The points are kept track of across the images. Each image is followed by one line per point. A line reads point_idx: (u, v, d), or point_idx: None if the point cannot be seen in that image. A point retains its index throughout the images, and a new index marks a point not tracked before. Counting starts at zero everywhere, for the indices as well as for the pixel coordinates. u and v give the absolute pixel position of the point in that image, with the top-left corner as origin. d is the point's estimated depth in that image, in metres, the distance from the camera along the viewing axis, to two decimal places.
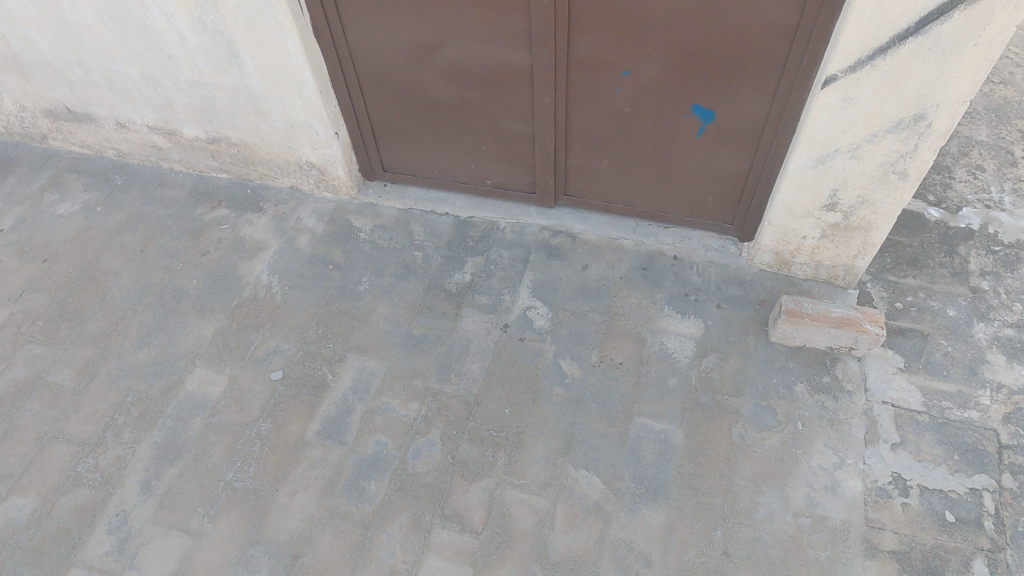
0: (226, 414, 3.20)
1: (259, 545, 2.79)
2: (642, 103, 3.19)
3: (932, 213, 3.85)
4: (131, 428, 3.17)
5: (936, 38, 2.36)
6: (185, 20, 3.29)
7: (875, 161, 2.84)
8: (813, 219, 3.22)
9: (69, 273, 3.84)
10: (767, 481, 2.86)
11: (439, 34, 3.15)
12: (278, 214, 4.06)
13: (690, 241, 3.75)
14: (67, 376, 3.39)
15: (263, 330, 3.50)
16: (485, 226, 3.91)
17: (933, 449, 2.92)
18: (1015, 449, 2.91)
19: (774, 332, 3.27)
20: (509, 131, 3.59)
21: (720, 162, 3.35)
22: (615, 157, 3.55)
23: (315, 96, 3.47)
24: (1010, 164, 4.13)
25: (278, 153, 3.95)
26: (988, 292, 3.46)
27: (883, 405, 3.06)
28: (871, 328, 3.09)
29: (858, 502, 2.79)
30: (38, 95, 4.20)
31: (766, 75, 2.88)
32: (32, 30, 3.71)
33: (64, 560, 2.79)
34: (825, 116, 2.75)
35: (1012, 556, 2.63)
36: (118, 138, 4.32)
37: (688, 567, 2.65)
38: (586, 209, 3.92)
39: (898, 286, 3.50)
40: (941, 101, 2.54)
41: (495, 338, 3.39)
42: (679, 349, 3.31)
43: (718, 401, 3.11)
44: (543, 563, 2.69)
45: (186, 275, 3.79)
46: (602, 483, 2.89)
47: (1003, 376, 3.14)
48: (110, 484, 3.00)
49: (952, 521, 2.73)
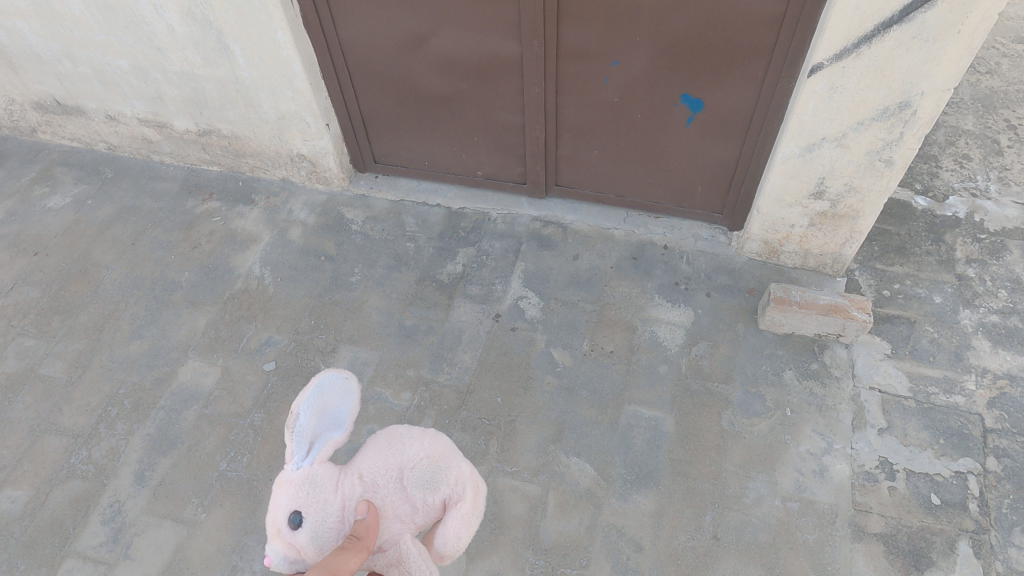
0: (219, 404, 3.21)
1: (254, 534, 2.80)
2: (632, 93, 3.21)
3: (919, 202, 3.90)
4: (124, 420, 3.18)
5: (919, 26, 2.38)
6: (174, 11, 3.27)
7: (862, 149, 2.87)
8: (801, 208, 3.25)
9: (61, 266, 3.84)
10: (755, 466, 2.90)
11: (429, 25, 3.15)
12: (270, 206, 4.06)
13: (680, 231, 3.78)
14: (59, 368, 3.39)
15: (255, 322, 3.51)
16: (476, 216, 3.94)
17: (919, 434, 2.97)
18: (1000, 433, 2.96)
19: (763, 319, 3.30)
20: (500, 121, 3.60)
21: (709, 151, 3.37)
22: (605, 148, 3.57)
23: (304, 87, 3.47)
24: (995, 153, 4.17)
25: (269, 145, 3.95)
26: (974, 279, 3.50)
27: (870, 391, 3.10)
28: (859, 315, 3.13)
29: (846, 486, 2.83)
30: (27, 88, 4.18)
31: (754, 66, 2.90)
32: (21, 22, 3.69)
33: (59, 550, 2.80)
34: (811, 104, 2.78)
35: (995, 538, 2.68)
36: (108, 131, 4.31)
37: (678, 552, 2.69)
38: (576, 199, 3.95)
39: (885, 274, 3.54)
40: (926, 88, 2.57)
41: (486, 328, 3.41)
42: (669, 338, 3.34)
43: (708, 388, 3.15)
44: (534, 549, 2.72)
45: (178, 267, 3.80)
46: (593, 469, 2.92)
47: (988, 361, 3.18)
48: (103, 475, 3.01)
49: (937, 504, 2.77)
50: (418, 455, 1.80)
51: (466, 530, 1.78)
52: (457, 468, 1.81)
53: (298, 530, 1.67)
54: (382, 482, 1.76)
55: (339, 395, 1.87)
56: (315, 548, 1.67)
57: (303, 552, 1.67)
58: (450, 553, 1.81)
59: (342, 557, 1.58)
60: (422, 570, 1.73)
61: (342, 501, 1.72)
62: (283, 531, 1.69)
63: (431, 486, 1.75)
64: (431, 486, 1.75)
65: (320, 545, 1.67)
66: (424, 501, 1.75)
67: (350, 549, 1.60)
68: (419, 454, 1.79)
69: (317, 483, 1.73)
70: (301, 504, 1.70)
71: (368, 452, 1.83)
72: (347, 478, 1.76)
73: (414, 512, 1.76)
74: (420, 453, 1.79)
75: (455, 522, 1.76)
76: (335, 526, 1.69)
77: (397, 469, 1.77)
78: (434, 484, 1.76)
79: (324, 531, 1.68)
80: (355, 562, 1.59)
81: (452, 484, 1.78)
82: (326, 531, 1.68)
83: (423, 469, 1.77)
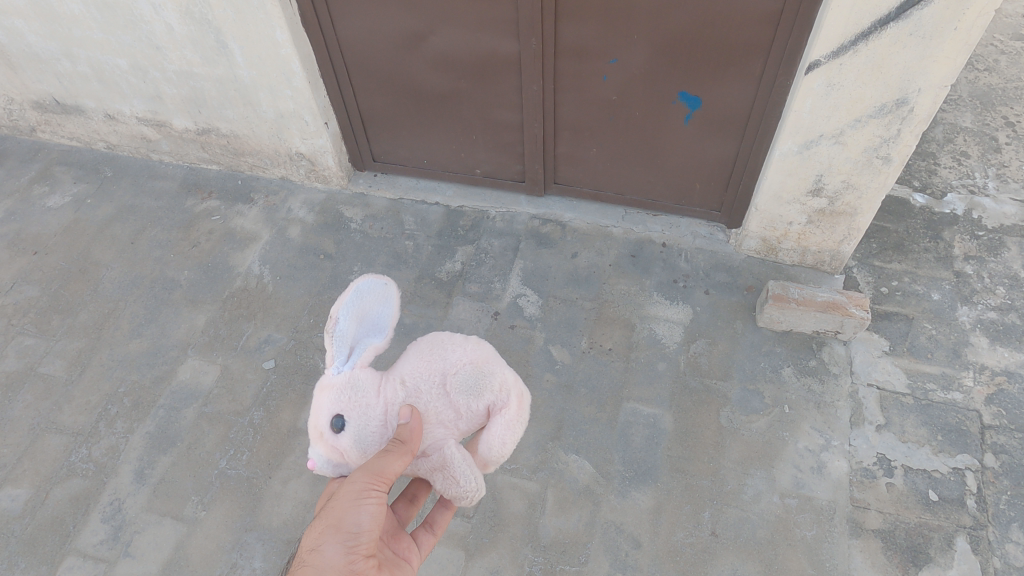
0: (219, 402, 3.21)
1: (254, 531, 2.81)
2: (630, 91, 3.21)
3: (917, 199, 3.91)
4: (124, 418, 3.19)
5: (916, 23, 2.38)
6: (172, 10, 3.27)
7: (859, 146, 2.88)
8: (799, 205, 3.26)
9: (60, 265, 3.85)
10: (754, 463, 2.90)
11: (427, 23, 3.15)
12: (269, 205, 4.07)
13: (679, 228, 3.79)
14: (59, 367, 3.39)
15: (255, 320, 3.51)
16: (475, 215, 3.95)
17: (917, 430, 2.97)
18: (997, 429, 2.97)
19: (761, 316, 3.31)
20: (499, 120, 3.60)
21: (707, 148, 3.38)
22: (603, 146, 3.58)
23: (303, 86, 3.47)
24: (993, 150, 4.18)
25: (268, 143, 3.96)
26: (972, 276, 3.51)
27: (868, 388, 3.11)
28: (857, 312, 3.13)
29: (844, 483, 2.84)
30: (26, 87, 4.19)
31: (752, 63, 2.90)
32: (19, 21, 3.69)
33: (60, 548, 2.81)
34: (808, 102, 2.78)
35: (993, 533, 2.69)
36: (108, 130, 4.31)
37: (677, 548, 2.70)
38: (575, 197, 3.96)
39: (883, 271, 3.55)
40: (923, 85, 2.57)
41: (485, 326, 3.42)
42: (668, 335, 3.35)
43: (706, 385, 3.15)
44: (533, 545, 2.73)
45: (177, 266, 3.80)
46: (592, 466, 2.93)
47: (986, 358, 3.19)
48: (103, 474, 3.02)
49: (935, 500, 2.78)
50: (462, 360, 1.69)
51: (512, 436, 1.68)
52: (502, 374, 1.70)
53: (341, 434, 1.64)
54: (425, 387, 1.68)
55: (378, 299, 1.76)
56: (358, 452, 1.65)
57: (347, 455, 1.65)
58: (495, 459, 1.71)
59: (386, 460, 1.55)
60: (466, 476, 1.64)
61: (385, 406, 1.66)
62: (326, 434, 1.65)
63: (476, 391, 1.65)
64: (475, 392, 1.65)
65: (364, 449, 1.65)
66: (468, 407, 1.66)
67: (395, 451, 1.56)
68: (463, 360, 1.68)
69: (360, 388, 1.66)
70: (343, 408, 1.64)
71: (410, 357, 1.74)
72: (390, 383, 1.69)
73: (458, 417, 1.68)
74: (463, 358, 1.68)
75: (500, 428, 1.65)
76: (378, 430, 1.65)
77: (440, 375, 1.68)
78: (478, 390, 1.65)
79: (367, 436, 1.64)
80: (400, 465, 1.56)
81: (497, 390, 1.67)
82: (369, 435, 1.64)
83: (467, 374, 1.66)
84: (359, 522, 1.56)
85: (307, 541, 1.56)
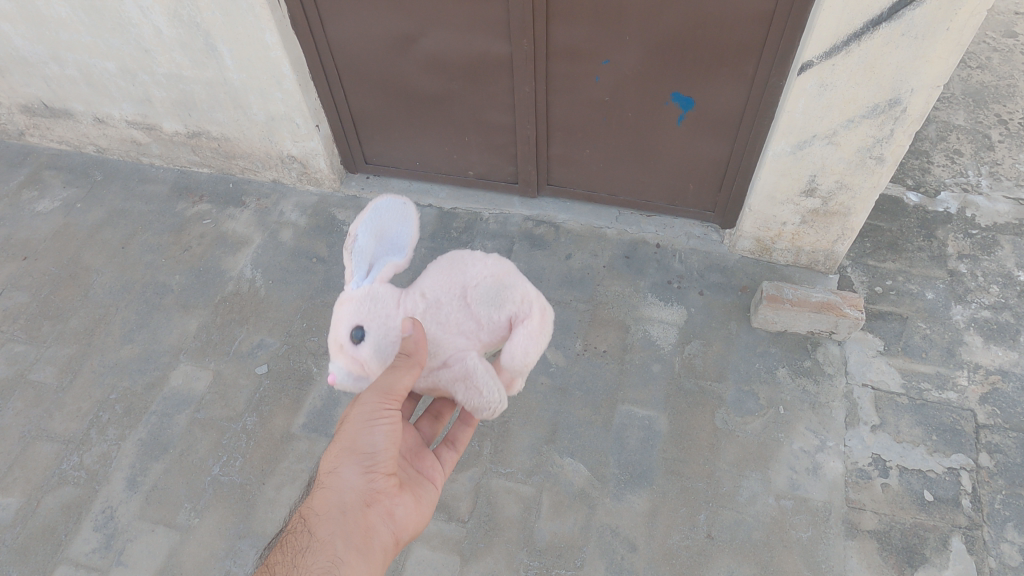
0: (212, 409, 3.19)
1: (248, 538, 2.79)
2: (622, 92, 3.20)
3: (911, 198, 3.91)
4: (116, 425, 3.16)
5: (908, 23, 2.36)
6: (161, 13, 3.24)
7: (852, 146, 2.87)
8: (793, 205, 3.25)
9: (50, 270, 3.81)
10: (749, 465, 2.90)
11: (417, 24, 3.13)
12: (261, 208, 4.05)
13: (673, 229, 3.78)
14: (49, 374, 3.37)
15: (247, 325, 3.49)
16: (468, 217, 3.94)
17: (912, 430, 2.97)
18: (992, 428, 2.97)
19: (756, 317, 3.29)
20: (491, 121, 3.58)
21: (701, 149, 3.37)
22: (596, 147, 3.56)
23: (294, 88, 3.44)
24: (986, 148, 4.18)
25: (259, 146, 3.93)
26: (966, 275, 3.51)
27: (863, 388, 3.10)
28: (851, 312, 3.12)
29: (839, 483, 2.84)
30: (14, 91, 4.15)
31: (744, 64, 2.89)
32: (6, 25, 3.65)
33: (51, 558, 2.79)
34: (801, 102, 2.77)
35: (988, 533, 2.69)
36: (97, 133, 4.28)
37: (673, 551, 2.69)
38: (569, 198, 3.95)
39: (877, 271, 3.55)
40: (916, 86, 2.56)
41: None
42: (662, 336, 3.34)
43: (701, 386, 3.15)
44: (528, 550, 2.71)
45: (169, 270, 3.78)
46: (588, 470, 2.92)
47: (980, 357, 3.19)
48: (95, 481, 2.99)
49: (930, 500, 2.78)
50: (482, 274, 1.71)
51: (534, 345, 1.67)
52: (523, 289, 1.71)
53: (361, 344, 1.69)
54: (446, 299, 1.71)
55: (397, 220, 1.82)
56: (378, 362, 1.69)
57: (367, 364, 1.70)
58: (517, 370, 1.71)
59: (394, 373, 1.61)
60: (487, 384, 1.63)
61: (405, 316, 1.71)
62: (347, 345, 1.71)
63: (496, 302, 1.66)
64: (495, 303, 1.66)
65: (385, 358, 1.69)
66: (489, 317, 1.67)
67: (402, 364, 1.60)
68: (483, 273, 1.70)
69: (380, 299, 1.71)
70: (363, 318, 1.69)
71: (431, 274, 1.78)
72: (411, 297, 1.73)
73: (479, 328, 1.69)
74: (483, 271, 1.70)
75: (521, 336, 1.64)
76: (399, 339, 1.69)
77: (460, 288, 1.71)
78: (499, 301, 1.66)
79: (387, 345, 1.68)
80: (409, 378, 1.61)
81: (517, 302, 1.68)
82: (389, 345, 1.68)
83: (487, 286, 1.68)
84: (375, 443, 1.72)
85: (326, 464, 1.74)
